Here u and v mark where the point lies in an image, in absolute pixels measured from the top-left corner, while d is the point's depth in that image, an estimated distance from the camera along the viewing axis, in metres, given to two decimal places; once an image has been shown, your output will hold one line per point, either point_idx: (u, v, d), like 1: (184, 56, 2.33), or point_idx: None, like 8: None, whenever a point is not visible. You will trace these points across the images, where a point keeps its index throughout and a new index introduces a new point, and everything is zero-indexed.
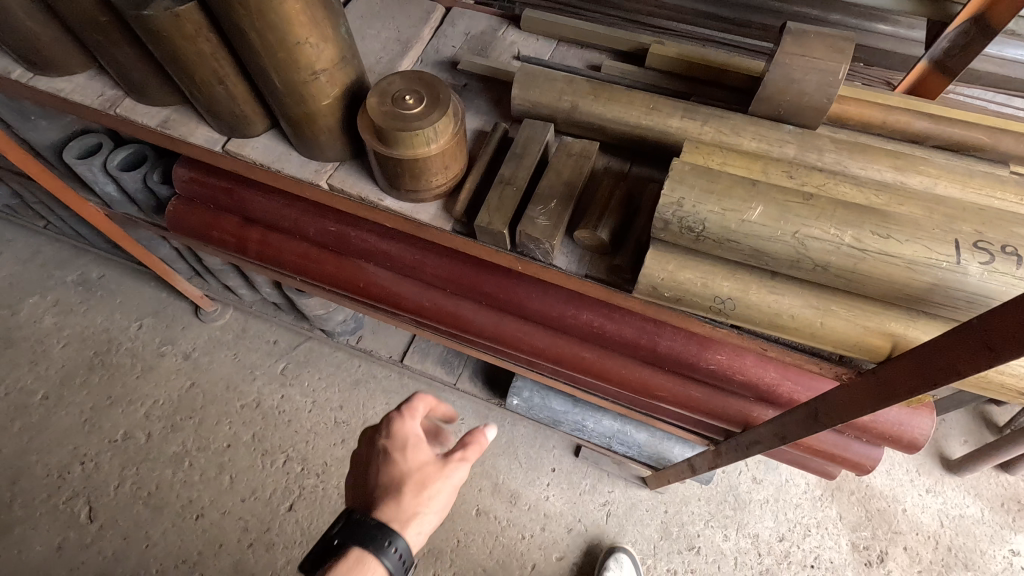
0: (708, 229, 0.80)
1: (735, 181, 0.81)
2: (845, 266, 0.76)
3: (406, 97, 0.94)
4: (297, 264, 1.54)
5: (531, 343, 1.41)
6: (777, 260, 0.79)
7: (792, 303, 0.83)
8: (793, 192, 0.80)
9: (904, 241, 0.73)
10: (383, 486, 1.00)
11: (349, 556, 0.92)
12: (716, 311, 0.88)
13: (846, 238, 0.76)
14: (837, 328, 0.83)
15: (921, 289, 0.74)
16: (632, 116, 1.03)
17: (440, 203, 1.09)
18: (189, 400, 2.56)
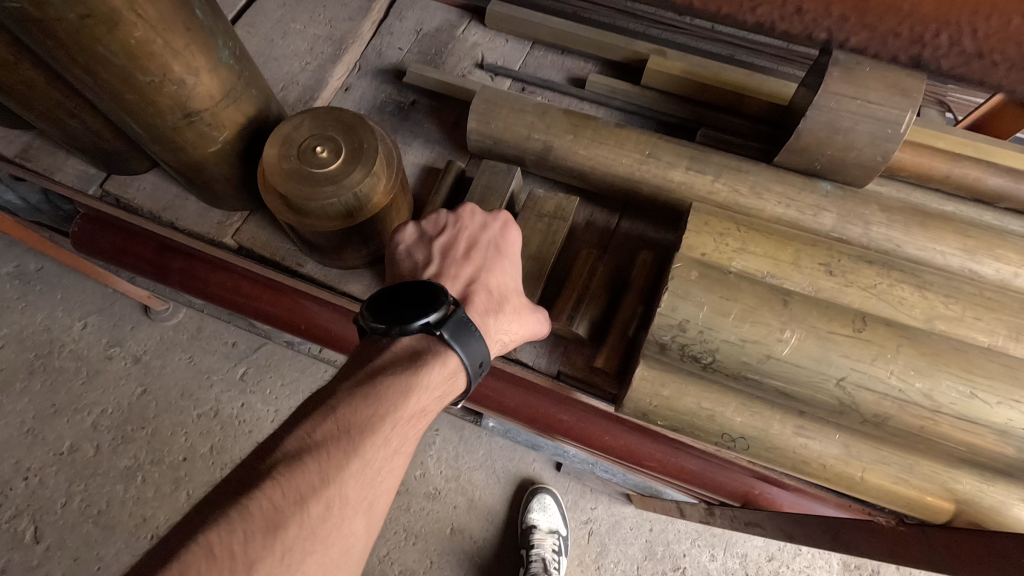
0: (720, 361, 0.62)
1: (759, 295, 0.62)
2: (908, 425, 0.60)
3: (317, 148, 0.70)
4: (224, 300, 1.24)
5: (499, 401, 1.13)
6: (812, 405, 0.63)
7: (825, 450, 0.66)
8: (837, 314, 0.61)
9: (994, 405, 0.57)
10: (481, 287, 0.72)
11: (447, 360, 0.66)
12: (724, 446, 0.70)
13: (913, 388, 0.59)
14: (882, 485, 0.66)
15: (984, 450, 0.59)
16: (623, 164, 0.80)
17: (376, 269, 0.87)
18: (140, 408, 2.24)
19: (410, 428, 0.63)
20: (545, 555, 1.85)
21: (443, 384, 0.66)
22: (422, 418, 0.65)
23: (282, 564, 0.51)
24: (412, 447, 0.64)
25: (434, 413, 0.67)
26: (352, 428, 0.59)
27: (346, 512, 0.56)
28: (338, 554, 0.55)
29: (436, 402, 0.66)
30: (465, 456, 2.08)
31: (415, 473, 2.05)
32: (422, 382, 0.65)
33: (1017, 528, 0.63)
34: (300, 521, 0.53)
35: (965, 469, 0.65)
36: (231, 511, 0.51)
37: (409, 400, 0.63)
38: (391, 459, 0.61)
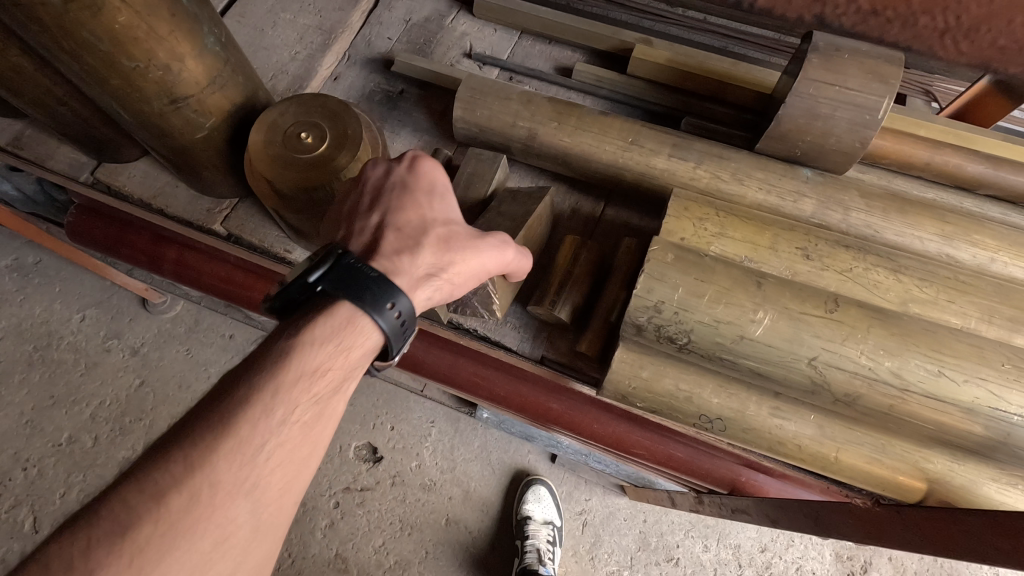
0: (695, 342, 0.63)
1: (734, 277, 0.63)
2: (878, 405, 0.61)
3: (302, 135, 0.71)
4: (217, 289, 1.25)
5: (489, 390, 1.13)
6: (787, 386, 0.64)
7: (799, 431, 0.68)
8: (810, 295, 0.62)
9: (961, 383, 0.58)
10: (392, 228, 0.66)
11: (335, 319, 0.60)
12: (703, 428, 0.71)
13: (883, 368, 0.60)
14: (854, 465, 0.67)
15: (955, 430, 0.60)
16: (607, 151, 0.80)
17: None
18: (138, 400, 2.26)
19: (299, 399, 0.58)
20: (540, 546, 1.87)
21: (338, 346, 0.60)
22: (317, 385, 0.59)
23: (136, 565, 0.49)
24: (308, 417, 0.58)
25: (339, 377, 0.61)
26: (221, 412, 0.55)
27: (219, 497, 0.53)
28: (212, 544, 0.52)
29: (331, 365, 0.60)
30: (461, 447, 2.09)
31: (411, 464, 2.06)
32: (308, 350, 0.59)
33: (986, 507, 0.64)
34: (154, 516, 0.51)
35: (938, 449, 0.66)
36: (93, 512, 0.51)
37: (291, 370, 0.58)
38: (276, 435, 0.56)
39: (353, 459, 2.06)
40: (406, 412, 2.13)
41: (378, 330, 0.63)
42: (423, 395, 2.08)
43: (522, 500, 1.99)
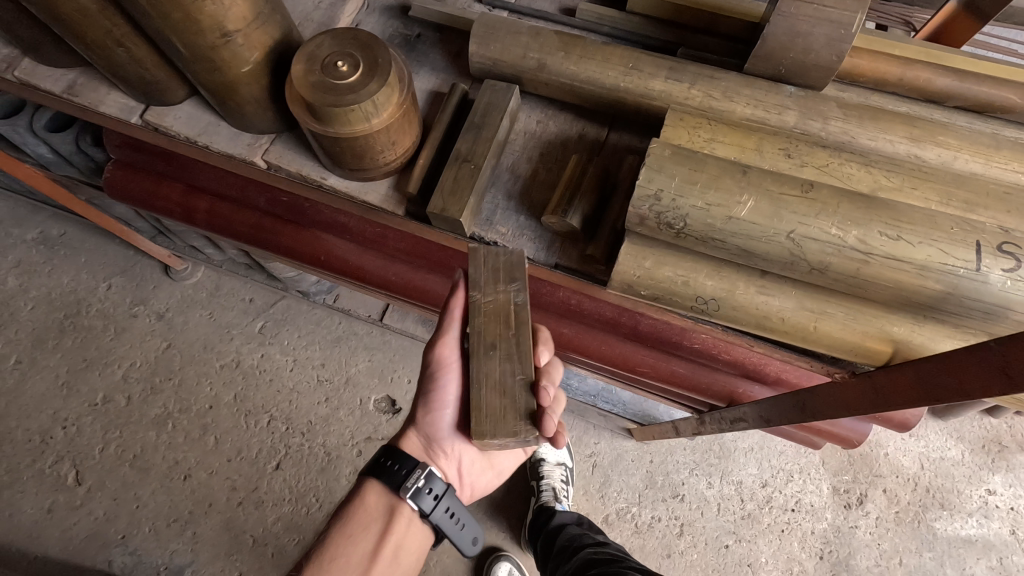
0: (690, 226, 0.74)
1: (722, 168, 0.74)
2: (845, 268, 0.72)
3: (338, 63, 0.79)
4: (248, 235, 1.39)
5: None
6: (768, 260, 0.75)
7: (781, 303, 0.81)
8: (790, 181, 0.74)
9: (917, 244, 0.69)
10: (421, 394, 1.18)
11: (365, 487, 1.10)
12: (698, 310, 0.85)
13: (850, 237, 0.71)
14: (830, 333, 0.81)
15: (916, 293, 0.70)
16: (608, 78, 0.89)
17: (390, 181, 0.97)
18: (166, 361, 2.51)
19: (344, 534, 1.05)
20: (555, 485, 2.02)
21: (360, 499, 1.09)
22: (352, 530, 1.05)
23: None
24: (350, 543, 1.04)
25: (370, 518, 1.07)
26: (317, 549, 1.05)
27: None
28: None
29: (367, 511, 1.07)
30: None
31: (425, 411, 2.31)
32: (351, 508, 1.09)
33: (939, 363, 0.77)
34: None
35: (902, 316, 0.79)
36: None
37: (346, 517, 1.07)
38: (342, 551, 1.03)
39: (373, 410, 2.43)
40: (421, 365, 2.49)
41: (389, 485, 1.09)
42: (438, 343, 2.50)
43: None
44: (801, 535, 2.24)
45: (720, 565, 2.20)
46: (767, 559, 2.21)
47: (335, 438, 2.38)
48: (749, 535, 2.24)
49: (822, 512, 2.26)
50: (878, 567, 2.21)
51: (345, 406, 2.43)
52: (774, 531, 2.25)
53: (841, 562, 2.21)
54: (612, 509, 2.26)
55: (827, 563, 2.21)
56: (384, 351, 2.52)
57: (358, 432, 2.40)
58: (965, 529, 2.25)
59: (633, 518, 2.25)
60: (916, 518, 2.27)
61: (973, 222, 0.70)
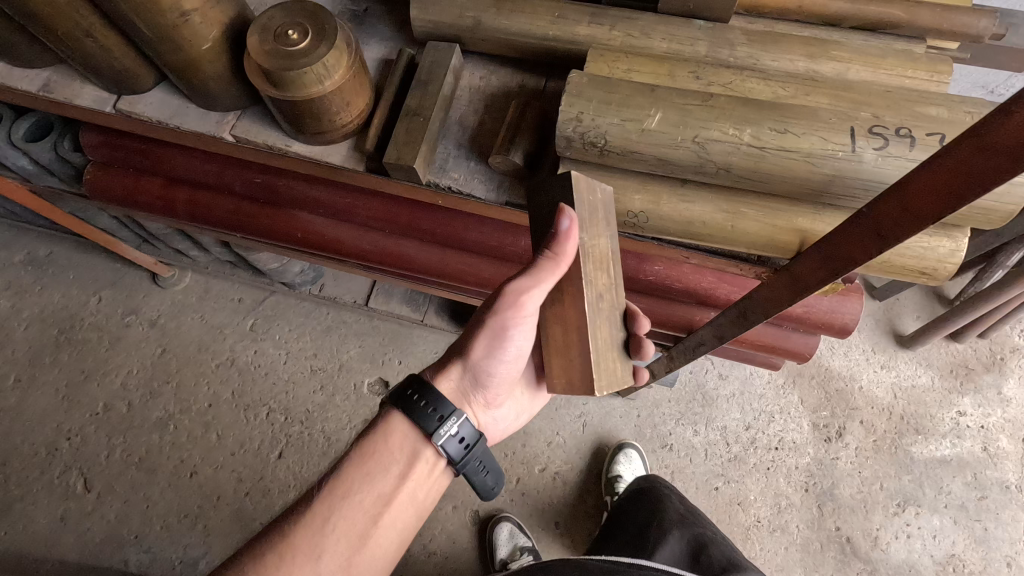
0: (610, 142, 0.94)
1: (635, 88, 0.93)
2: (747, 163, 0.92)
3: (289, 32, 0.88)
4: (227, 220, 1.49)
5: (478, 274, 1.45)
6: (684, 165, 0.95)
7: (700, 209, 1.04)
8: (695, 94, 0.93)
9: (802, 134, 0.89)
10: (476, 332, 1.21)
11: (391, 426, 1.22)
12: (631, 222, 1.09)
13: (747, 134, 0.91)
14: (743, 227, 1.04)
15: (801, 173, 0.91)
16: (538, 27, 1.00)
17: (350, 143, 1.06)
18: (163, 365, 2.58)
19: (366, 465, 1.19)
20: None
21: (386, 438, 1.21)
22: (374, 467, 1.18)
23: (295, 524, 1.12)
24: (370, 476, 1.18)
25: (392, 456, 1.20)
26: (337, 476, 1.18)
27: (333, 529, 1.13)
28: (330, 524, 1.13)
29: (390, 449, 1.20)
30: None
31: None
32: (376, 441, 1.21)
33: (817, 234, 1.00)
34: (306, 508, 1.14)
35: (805, 207, 1.01)
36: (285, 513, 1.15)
37: (368, 451, 1.19)
38: (362, 480, 1.17)
39: (367, 393, 2.51)
40: (411, 347, 2.57)
41: (415, 426, 1.22)
42: (424, 323, 2.55)
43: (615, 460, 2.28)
44: (785, 471, 2.36)
45: (712, 507, 2.30)
46: (756, 496, 2.32)
47: (333, 423, 2.47)
48: (737, 475, 2.35)
49: (804, 447, 2.38)
50: (861, 494, 2.32)
51: (340, 392, 2.52)
52: (760, 470, 2.35)
53: (826, 492, 2.33)
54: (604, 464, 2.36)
55: (812, 495, 2.32)
56: (374, 336, 2.60)
57: (355, 415, 2.48)
58: (941, 450, 2.37)
59: None
60: (893, 445, 2.39)
61: (838, 114, 0.90)
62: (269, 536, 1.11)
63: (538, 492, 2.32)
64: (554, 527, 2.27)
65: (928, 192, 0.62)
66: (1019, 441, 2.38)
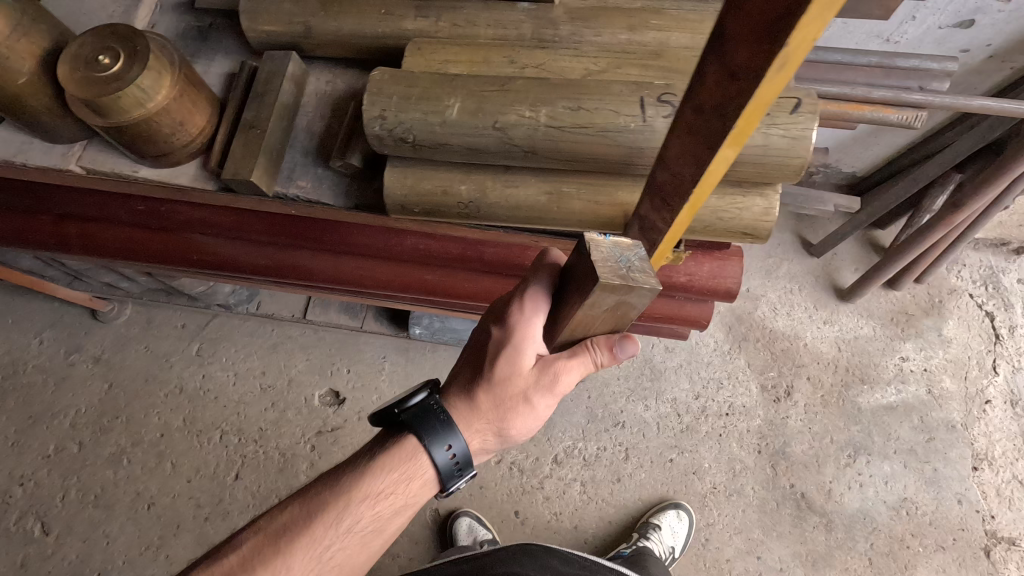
0: (416, 136, 1.16)
1: (435, 82, 1.16)
2: (548, 140, 1.13)
3: (103, 59, 1.06)
4: (124, 250, 1.55)
5: (372, 276, 1.59)
6: (492, 148, 1.17)
7: (525, 192, 1.25)
8: (492, 84, 1.15)
9: (591, 110, 1.11)
10: (518, 404, 1.15)
11: (411, 467, 1.18)
12: (465, 210, 1.27)
13: (544, 116, 1.12)
14: (567, 204, 1.24)
15: (588, 141, 1.13)
16: (368, 26, 1.27)
17: (196, 161, 1.29)
18: (111, 401, 2.56)
19: (374, 500, 1.17)
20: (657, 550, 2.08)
21: (407, 482, 1.18)
22: (382, 502, 1.17)
23: (289, 544, 1.14)
24: (376, 510, 1.17)
25: (402, 494, 1.18)
26: (342, 501, 1.17)
27: (329, 556, 1.14)
28: (326, 549, 1.14)
29: (404, 490, 1.18)
30: (415, 372, 2.52)
31: (372, 398, 2.50)
32: (392, 475, 1.17)
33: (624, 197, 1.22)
34: (304, 531, 1.15)
35: (621, 179, 1.22)
36: (280, 526, 1.17)
37: (380, 488, 1.17)
38: (368, 511, 1.17)
39: (319, 405, 2.51)
40: (359, 355, 2.57)
41: (433, 468, 1.19)
42: (363, 329, 2.56)
43: (661, 513, 2.22)
44: (738, 435, 2.38)
45: (668, 479, 2.33)
46: (710, 463, 2.35)
47: (288, 439, 2.46)
48: (690, 445, 2.37)
49: (754, 410, 2.40)
50: (813, 449, 2.36)
51: (292, 407, 2.51)
52: (713, 437, 2.38)
53: (778, 451, 2.36)
54: (559, 449, 2.37)
55: (765, 455, 2.35)
56: (322, 347, 2.59)
57: (308, 429, 2.48)
58: (887, 397, 2.42)
59: (581, 453, 2.37)
60: (840, 397, 2.43)
61: (609, 88, 1.13)
62: (260, 547, 1.15)
63: (496, 485, 2.34)
64: (514, 516, 2.29)
65: (680, 154, 0.76)
66: (959, 379, 2.44)
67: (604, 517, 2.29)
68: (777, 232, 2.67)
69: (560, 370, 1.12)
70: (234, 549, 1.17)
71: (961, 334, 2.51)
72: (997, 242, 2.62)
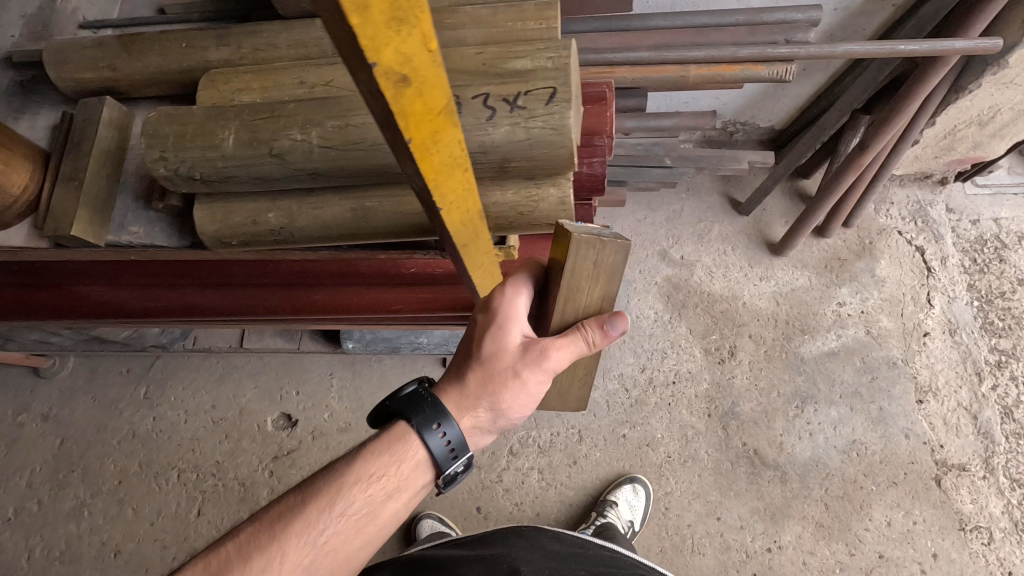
0: (202, 172, 1.23)
1: (212, 116, 1.22)
2: (325, 159, 1.17)
3: None
4: (13, 308, 1.62)
5: (259, 302, 1.65)
6: (277, 173, 1.22)
7: (327, 211, 1.28)
8: (265, 110, 1.19)
9: (360, 124, 1.14)
10: (507, 379, 1.16)
11: (404, 447, 1.16)
12: (276, 235, 1.33)
13: (316, 137, 1.16)
14: (371, 216, 1.28)
15: (360, 156, 1.17)
16: (175, 62, 1.42)
17: (27, 223, 1.37)
18: (65, 455, 2.55)
19: (366, 483, 1.14)
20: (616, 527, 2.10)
21: (399, 463, 1.16)
22: (374, 485, 1.15)
23: (278, 531, 1.09)
24: (369, 493, 1.14)
25: (394, 475, 1.15)
26: (334, 486, 1.14)
27: (321, 543, 1.10)
28: (319, 534, 1.10)
29: (397, 471, 1.15)
30: (363, 385, 2.53)
31: (324, 416, 2.50)
32: (384, 456, 1.16)
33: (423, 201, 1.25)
34: (294, 518, 1.11)
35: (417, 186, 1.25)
36: (268, 517, 1.12)
37: (372, 469, 1.15)
38: (360, 494, 1.14)
39: (272, 430, 2.51)
40: (305, 376, 2.56)
41: (425, 449, 1.17)
42: (301, 350, 2.56)
43: (617, 489, 2.24)
44: (686, 402, 2.41)
45: (623, 454, 2.36)
46: (663, 434, 2.37)
47: (245, 468, 2.46)
48: (641, 418, 2.39)
49: (700, 375, 2.43)
50: (761, 406, 2.39)
51: (245, 436, 2.50)
52: (662, 407, 2.40)
53: (728, 412, 2.38)
54: (514, 440, 2.39)
55: (715, 418, 2.38)
56: (267, 372, 2.58)
57: (264, 455, 2.47)
58: (828, 344, 2.45)
59: (535, 441, 2.39)
60: (783, 350, 2.45)
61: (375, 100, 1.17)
62: (248, 537, 1.10)
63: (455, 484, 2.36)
64: (476, 512, 2.31)
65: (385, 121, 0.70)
66: (896, 317, 2.48)
67: (565, 501, 2.32)
68: (705, 196, 2.67)
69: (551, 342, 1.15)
70: (226, 539, 1.11)
71: (894, 273, 2.54)
72: (920, 176, 2.65)
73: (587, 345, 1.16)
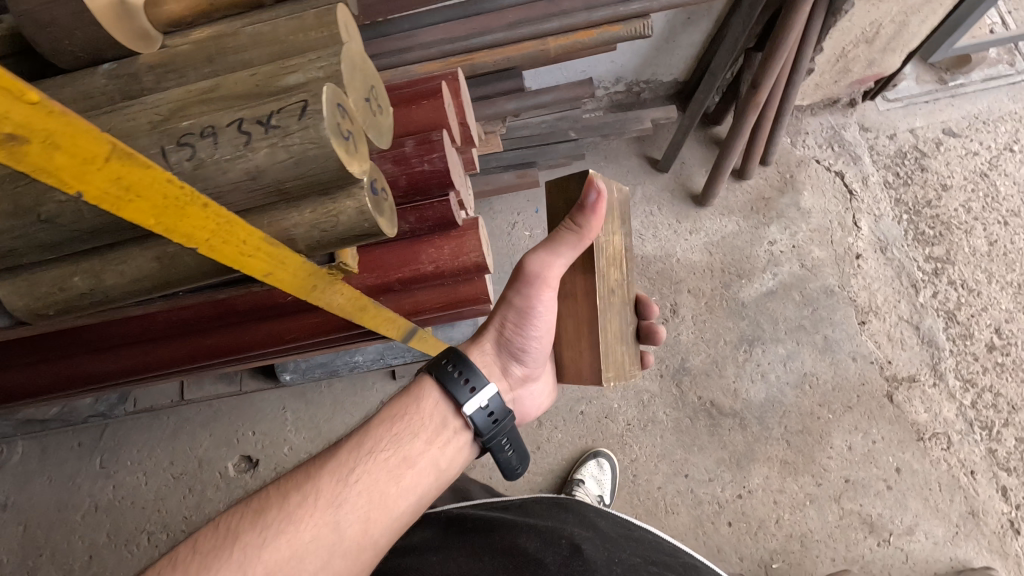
0: None
1: None
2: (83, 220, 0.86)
3: None
4: None
5: (156, 357, 1.64)
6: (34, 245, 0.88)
7: (128, 269, 0.98)
8: None
9: None
10: (505, 302, 1.44)
11: (426, 391, 1.32)
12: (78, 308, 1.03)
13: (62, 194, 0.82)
14: (186, 267, 1.00)
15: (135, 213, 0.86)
16: None
17: None
18: (30, 541, 2.49)
19: (393, 426, 1.27)
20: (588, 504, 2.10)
21: (421, 404, 1.30)
22: (402, 427, 1.27)
23: (309, 474, 1.14)
24: (397, 435, 1.26)
25: (420, 417, 1.29)
26: (361, 436, 1.25)
27: (355, 481, 1.16)
28: (350, 473, 1.17)
29: (420, 413, 1.29)
30: (317, 412, 2.50)
31: (284, 451, 2.47)
32: (409, 400, 1.31)
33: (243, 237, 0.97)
34: (324, 465, 1.17)
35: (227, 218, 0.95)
36: (300, 469, 1.17)
37: (397, 415, 1.29)
38: (388, 437, 1.25)
39: (235, 474, 2.47)
40: (259, 415, 2.53)
41: (444, 394, 1.32)
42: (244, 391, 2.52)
43: (583, 467, 2.25)
44: None
45: (585, 431, 2.36)
46: (620, 403, 2.38)
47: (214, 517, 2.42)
48: (596, 392, 2.39)
49: None
50: (711, 358, 2.40)
51: (209, 485, 2.47)
52: None
53: (680, 369, 2.39)
54: None
55: (668, 378, 2.39)
56: (220, 419, 2.55)
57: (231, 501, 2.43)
58: (766, 285, 2.46)
59: None
60: (723, 299, 2.46)
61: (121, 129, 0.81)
62: (278, 485, 1.13)
63: None
64: None
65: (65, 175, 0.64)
66: (827, 245, 2.50)
67: (535, 487, 2.32)
68: (623, 160, 2.66)
69: (541, 254, 1.34)
70: (250, 498, 1.11)
71: (818, 202, 2.56)
72: (829, 102, 2.67)
73: (561, 247, 1.31)
